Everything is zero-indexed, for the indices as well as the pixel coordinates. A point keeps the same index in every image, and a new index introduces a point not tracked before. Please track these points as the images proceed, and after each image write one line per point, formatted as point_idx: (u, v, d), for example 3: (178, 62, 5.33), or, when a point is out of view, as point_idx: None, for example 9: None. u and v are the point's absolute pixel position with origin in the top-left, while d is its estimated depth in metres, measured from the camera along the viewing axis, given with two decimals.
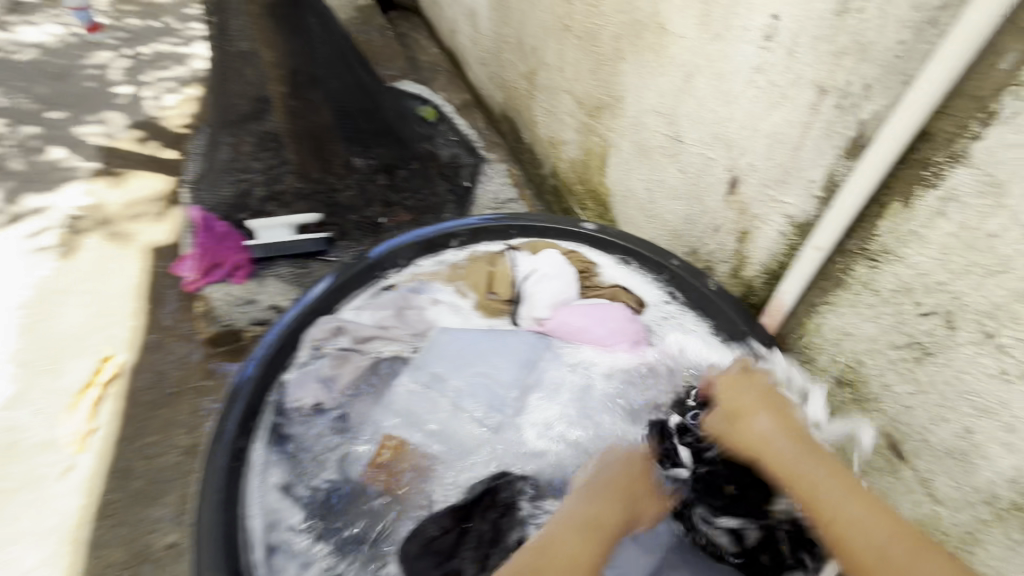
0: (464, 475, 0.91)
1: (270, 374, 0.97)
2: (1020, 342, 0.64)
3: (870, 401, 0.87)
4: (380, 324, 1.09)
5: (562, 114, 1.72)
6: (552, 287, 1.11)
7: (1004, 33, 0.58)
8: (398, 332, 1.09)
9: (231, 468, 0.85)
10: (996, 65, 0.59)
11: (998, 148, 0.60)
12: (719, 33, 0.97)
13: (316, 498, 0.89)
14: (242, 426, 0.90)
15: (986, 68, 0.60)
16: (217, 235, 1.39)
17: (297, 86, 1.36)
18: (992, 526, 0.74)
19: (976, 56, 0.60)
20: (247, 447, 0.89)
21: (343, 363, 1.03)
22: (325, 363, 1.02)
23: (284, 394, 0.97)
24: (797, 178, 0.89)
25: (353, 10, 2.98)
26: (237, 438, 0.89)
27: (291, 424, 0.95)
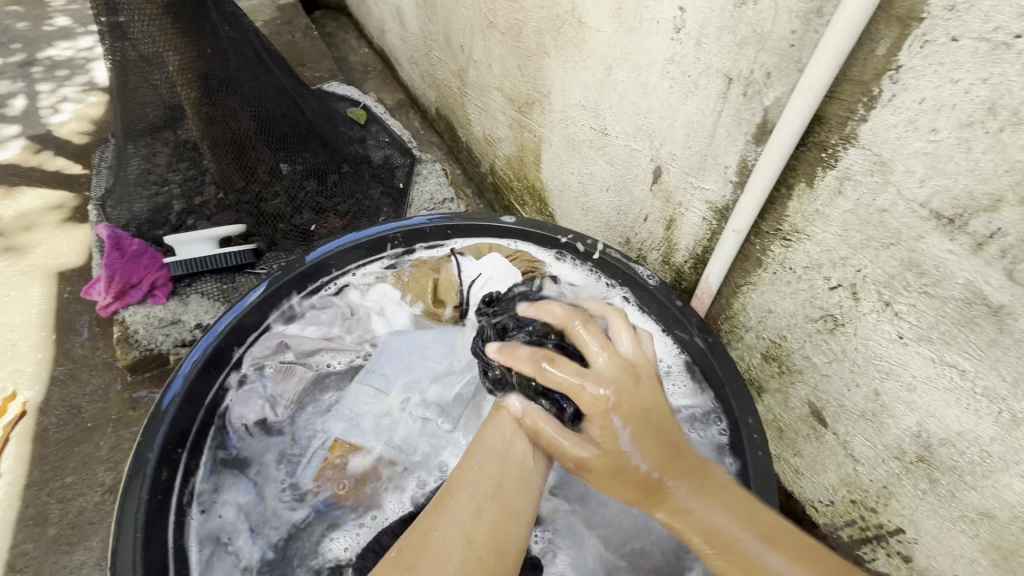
0: (415, 478, 0.96)
1: (197, 397, 0.91)
2: (913, 308, 0.69)
3: (793, 373, 0.91)
4: (325, 335, 1.09)
5: (493, 111, 1.72)
6: (498, 292, 1.12)
7: (878, 20, 0.61)
8: (343, 343, 1.10)
9: (155, 502, 0.79)
10: (875, 51, 0.63)
11: (882, 129, 0.65)
12: (633, 26, 0.99)
13: (264, 512, 0.90)
14: (166, 454, 0.83)
15: (866, 53, 0.63)
16: (129, 254, 1.30)
17: (210, 92, 1.26)
18: (903, 479, 0.79)
19: (857, 42, 0.63)
20: (171, 477, 0.83)
21: (287, 376, 1.02)
22: (270, 379, 1.01)
23: (224, 414, 0.94)
24: (714, 165, 0.92)
25: (274, 10, 2.86)
26: (159, 469, 0.82)
27: (233, 444, 0.94)
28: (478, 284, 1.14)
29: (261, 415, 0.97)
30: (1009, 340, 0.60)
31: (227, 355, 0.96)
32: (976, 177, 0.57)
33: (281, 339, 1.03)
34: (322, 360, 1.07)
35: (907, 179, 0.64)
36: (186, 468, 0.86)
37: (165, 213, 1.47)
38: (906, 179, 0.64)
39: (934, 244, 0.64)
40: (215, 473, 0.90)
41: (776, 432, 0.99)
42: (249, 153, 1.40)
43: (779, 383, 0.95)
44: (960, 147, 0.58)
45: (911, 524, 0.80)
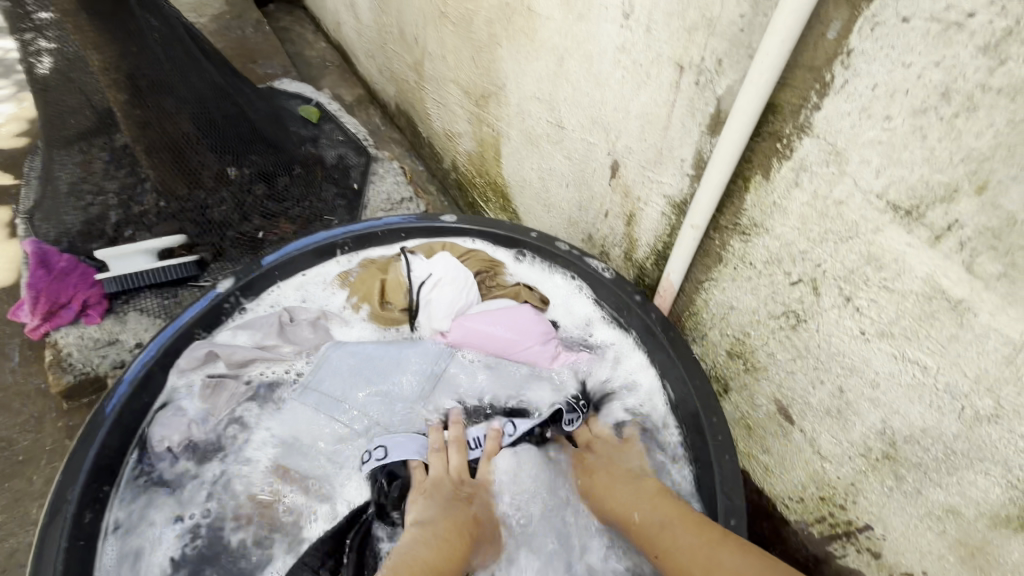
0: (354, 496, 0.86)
1: (125, 427, 0.84)
2: (873, 303, 0.66)
3: (758, 369, 0.89)
4: (259, 344, 0.97)
5: (451, 105, 1.65)
6: (449, 295, 1.02)
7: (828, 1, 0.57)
8: (284, 351, 0.98)
9: (74, 547, 0.72)
10: (825, 34, 0.59)
11: (835, 117, 0.61)
12: (583, 13, 0.94)
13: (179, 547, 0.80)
14: (88, 492, 0.76)
15: (817, 37, 0.59)
16: (57, 272, 1.20)
17: (141, 94, 1.17)
18: (869, 476, 0.77)
19: (807, 25, 0.59)
20: (95, 516, 0.76)
21: (216, 393, 0.91)
22: (197, 395, 0.91)
23: (147, 438, 0.86)
24: (670, 158, 0.88)
25: (223, 4, 2.72)
26: (81, 508, 0.75)
27: (155, 469, 0.84)
28: (427, 286, 1.03)
29: (185, 434, 0.87)
30: (970, 335, 0.58)
31: (160, 377, 0.90)
32: (932, 167, 0.54)
33: (208, 349, 0.92)
34: (256, 371, 0.96)
35: (862, 169, 0.61)
36: (105, 503, 0.78)
37: (99, 225, 1.37)
38: (862, 170, 0.61)
39: (892, 237, 0.61)
40: (132, 501, 0.81)
41: (744, 430, 0.97)
42: (191, 159, 1.30)
43: (745, 381, 0.92)
44: (914, 135, 0.55)
45: (879, 520, 0.78)
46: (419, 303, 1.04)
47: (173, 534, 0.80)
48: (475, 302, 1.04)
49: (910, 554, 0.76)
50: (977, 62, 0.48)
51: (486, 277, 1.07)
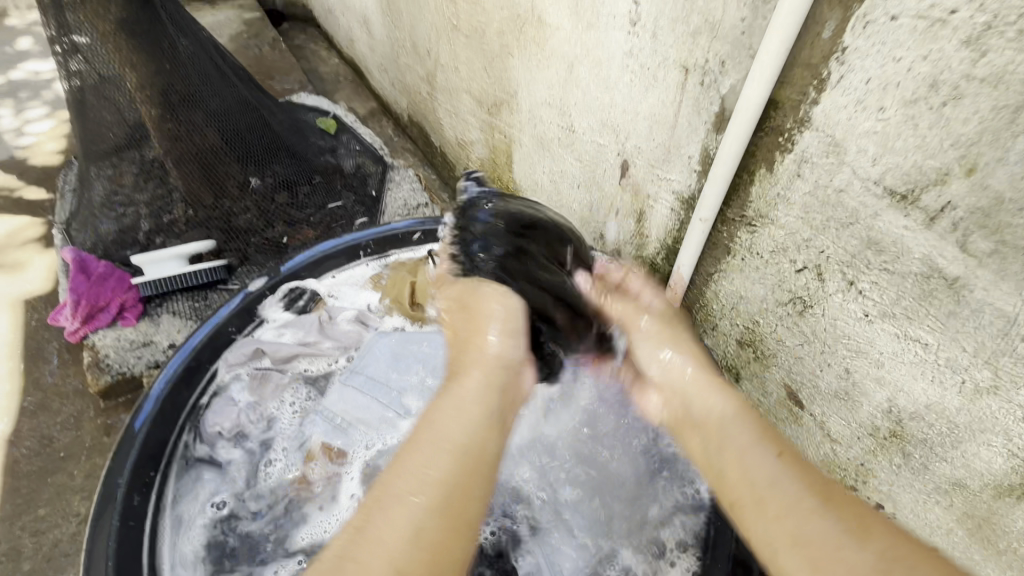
0: None
1: (172, 415, 0.89)
2: (874, 285, 0.70)
3: (768, 357, 0.92)
4: (302, 341, 1.05)
5: (463, 114, 1.72)
6: None
7: (822, 3, 0.62)
8: (322, 347, 1.05)
9: (128, 527, 0.77)
10: (821, 34, 0.64)
11: (833, 110, 0.66)
12: (592, 22, 0.99)
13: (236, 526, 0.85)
14: (140, 475, 0.82)
15: (813, 36, 0.64)
16: (94, 278, 1.27)
17: (172, 108, 1.25)
18: (878, 455, 0.80)
19: (803, 26, 0.64)
20: (146, 498, 0.81)
21: (264, 384, 0.98)
22: (244, 387, 0.97)
23: (200, 423, 0.91)
24: (678, 155, 0.93)
25: (240, 24, 2.83)
26: (133, 491, 0.80)
27: (207, 454, 0.91)
28: None
29: (236, 421, 0.93)
30: (967, 311, 0.61)
31: (203, 370, 0.95)
32: (924, 153, 0.58)
33: (257, 346, 0.99)
34: (300, 366, 1.03)
35: (860, 158, 0.65)
36: (153, 487, 0.82)
37: (133, 233, 1.44)
38: (859, 158, 0.65)
39: (890, 221, 0.65)
40: (189, 480, 0.87)
41: None
42: (218, 169, 1.38)
43: (755, 369, 0.96)
44: (907, 124, 0.59)
45: (889, 499, 0.81)
46: None
47: (229, 512, 0.87)
48: None
49: (920, 531, 0.79)
50: (961, 54, 0.52)
51: None
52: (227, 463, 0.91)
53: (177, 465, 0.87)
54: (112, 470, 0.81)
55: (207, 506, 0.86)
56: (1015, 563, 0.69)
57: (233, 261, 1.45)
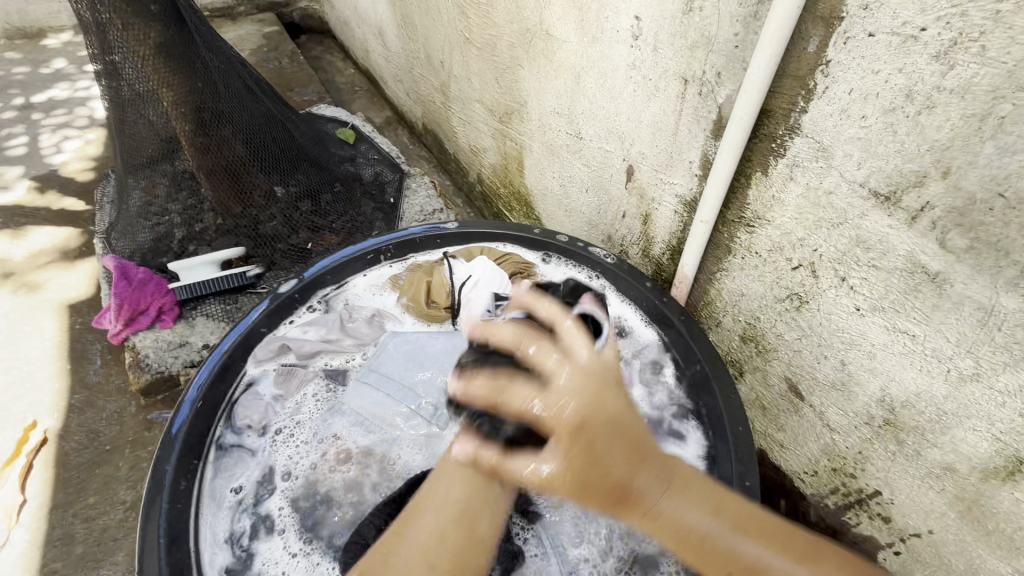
0: (418, 462, 0.96)
1: (210, 408, 0.97)
2: (864, 281, 0.74)
3: (768, 351, 0.97)
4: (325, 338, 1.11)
5: (476, 123, 1.78)
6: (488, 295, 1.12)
7: (807, 20, 0.67)
8: (343, 343, 1.11)
9: (175, 509, 0.84)
10: (807, 48, 0.68)
11: (820, 118, 0.71)
12: (597, 37, 1.05)
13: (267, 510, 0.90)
14: (184, 462, 0.89)
15: (800, 50, 0.69)
16: (135, 283, 1.35)
17: (204, 124, 1.33)
18: (874, 443, 0.84)
19: (790, 41, 0.69)
20: (191, 484, 0.88)
21: (289, 379, 1.05)
22: (271, 382, 1.04)
23: (233, 415, 1.00)
24: (680, 161, 0.98)
25: (261, 38, 2.95)
26: (178, 477, 0.88)
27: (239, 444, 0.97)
28: (467, 287, 1.14)
29: (263, 414, 1.00)
30: (948, 303, 0.65)
31: (235, 367, 1.03)
32: (903, 157, 0.63)
33: (281, 342, 1.07)
34: (322, 362, 1.10)
35: (845, 162, 0.70)
36: (195, 474, 0.90)
37: (167, 241, 1.53)
38: (846, 163, 0.70)
39: (876, 221, 0.69)
40: (222, 466, 0.94)
41: (759, 409, 1.04)
42: (245, 180, 1.46)
43: (758, 363, 1.00)
44: (887, 131, 0.63)
45: (886, 485, 0.85)
46: (460, 302, 1.15)
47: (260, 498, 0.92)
48: None
49: (915, 514, 0.83)
50: (932, 67, 0.57)
51: (519, 278, 1.18)
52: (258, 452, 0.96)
53: (215, 454, 0.94)
54: (157, 459, 0.88)
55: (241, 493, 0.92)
56: (1003, 543, 0.72)
57: (260, 266, 1.53)
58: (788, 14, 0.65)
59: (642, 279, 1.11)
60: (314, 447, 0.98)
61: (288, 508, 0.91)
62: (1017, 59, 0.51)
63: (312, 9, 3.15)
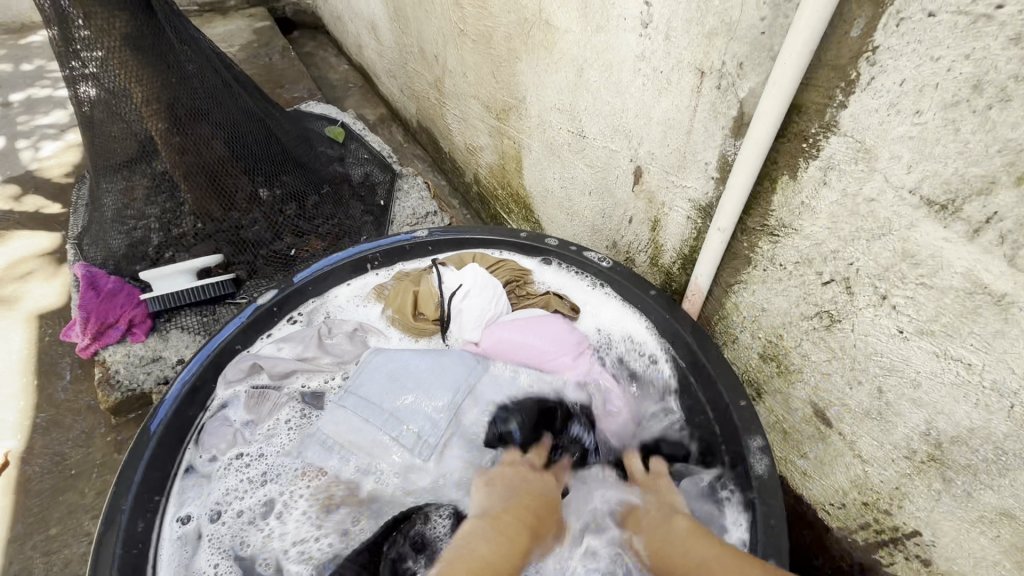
0: (402, 497, 0.86)
1: (174, 438, 0.88)
2: (910, 300, 0.65)
3: (791, 372, 0.87)
4: (300, 355, 1.01)
5: (472, 120, 1.69)
6: (477, 307, 1.04)
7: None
8: (319, 362, 1.01)
9: (130, 558, 0.75)
10: (849, 32, 0.59)
11: (863, 114, 0.61)
12: (601, 26, 0.95)
13: (237, 552, 0.81)
14: (141, 502, 0.80)
15: (840, 36, 0.60)
16: (104, 294, 1.27)
17: (178, 123, 1.23)
18: (915, 479, 0.75)
19: (829, 25, 0.59)
20: (150, 526, 0.79)
21: (261, 403, 0.95)
22: (241, 406, 0.95)
23: (200, 442, 0.91)
24: (694, 162, 0.89)
25: (251, 34, 2.85)
26: (135, 520, 0.78)
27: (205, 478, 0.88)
28: (457, 297, 1.05)
29: (231, 444, 0.90)
30: (1015, 330, 0.56)
31: (206, 390, 0.94)
32: (966, 160, 0.54)
33: (253, 361, 0.96)
34: (298, 382, 1.00)
35: (892, 164, 0.60)
36: (155, 515, 0.81)
37: (143, 247, 1.43)
38: (892, 166, 0.60)
39: (927, 233, 0.60)
40: (185, 504, 0.85)
41: (780, 434, 0.95)
42: (226, 182, 1.37)
43: (779, 385, 0.91)
44: (947, 129, 0.54)
45: (927, 526, 0.76)
46: (450, 314, 1.05)
47: (228, 539, 0.82)
48: (504, 311, 1.06)
49: (962, 560, 0.73)
50: (1009, 53, 0.47)
51: (515, 288, 1.10)
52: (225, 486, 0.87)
53: (179, 488, 0.86)
54: (111, 499, 0.78)
55: (208, 533, 0.82)
56: None
57: (240, 274, 1.44)
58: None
59: (644, 285, 1.02)
60: (287, 481, 0.88)
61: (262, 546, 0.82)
62: None
63: (304, 3, 3.05)
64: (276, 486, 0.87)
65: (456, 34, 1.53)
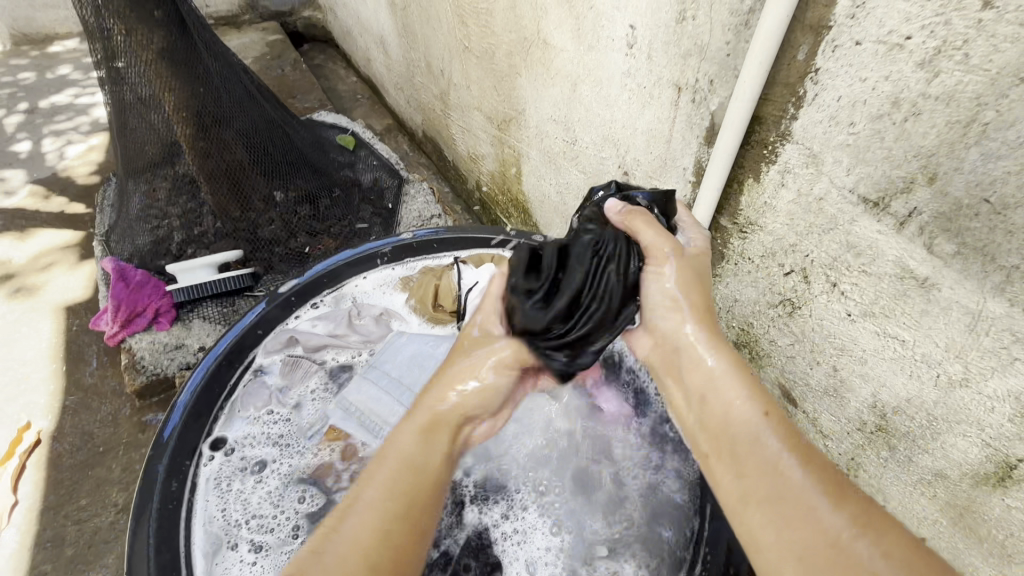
0: None
1: (211, 397, 0.98)
2: (855, 286, 0.75)
3: (762, 357, 0.97)
4: (333, 332, 1.11)
5: (475, 130, 1.80)
6: None
7: (795, 29, 0.68)
8: (349, 339, 1.11)
9: (164, 511, 0.84)
10: (797, 56, 0.70)
11: (810, 125, 0.72)
12: (593, 47, 1.07)
13: (261, 501, 0.89)
14: (174, 462, 0.89)
15: (789, 59, 0.70)
16: (133, 285, 1.37)
17: (204, 128, 1.34)
18: (867, 449, 0.84)
19: (780, 50, 0.70)
20: (184, 478, 0.88)
21: (295, 369, 1.05)
22: (277, 371, 1.05)
23: (234, 408, 0.99)
24: (674, 167, 0.99)
25: (264, 46, 2.98)
26: (167, 479, 0.87)
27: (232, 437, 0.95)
28: (474, 293, 1.13)
29: (266, 403, 1.00)
30: (936, 309, 0.66)
31: (242, 358, 1.04)
32: (891, 163, 0.64)
33: (291, 334, 1.08)
34: (329, 357, 1.10)
35: (835, 168, 0.71)
36: (185, 473, 0.89)
37: (166, 244, 1.53)
38: (835, 169, 0.70)
39: (865, 227, 0.70)
40: (215, 457, 0.93)
41: None
42: (244, 184, 1.47)
43: (751, 369, 1.01)
44: (875, 138, 0.64)
45: (878, 491, 0.85)
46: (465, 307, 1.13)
47: (255, 489, 0.91)
48: None
49: (908, 522, 0.82)
50: (918, 75, 0.58)
51: None
52: (255, 442, 0.96)
53: (211, 445, 0.94)
54: (150, 460, 0.89)
55: (236, 483, 0.91)
56: (996, 550, 0.72)
57: (257, 269, 1.53)
58: (778, 24, 0.66)
59: None
60: (313, 441, 0.98)
61: (259, 510, 0.88)
62: (999, 67, 0.52)
63: (315, 18, 3.19)
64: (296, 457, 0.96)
65: (460, 51, 1.65)
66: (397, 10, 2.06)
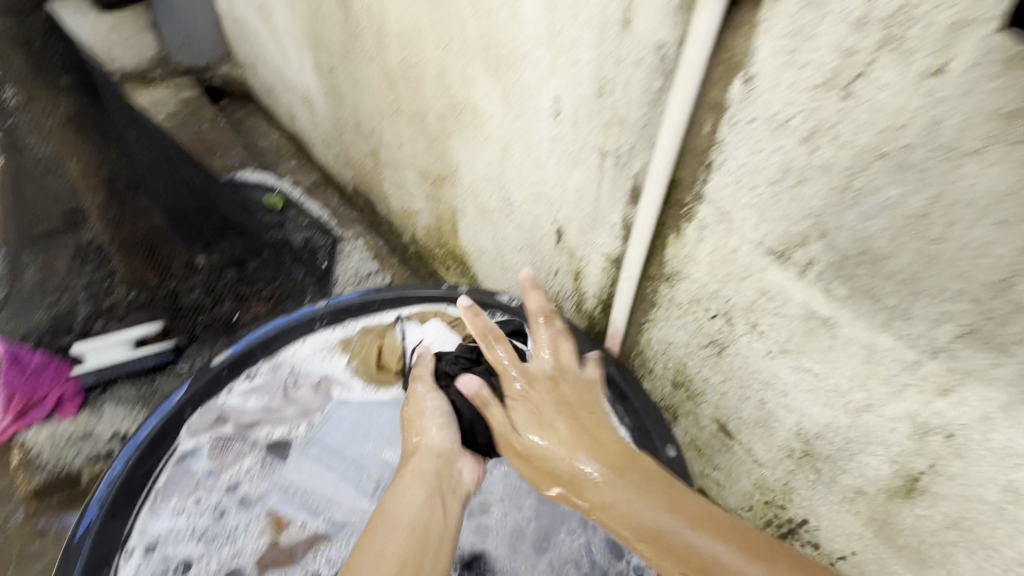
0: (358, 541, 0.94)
1: (134, 488, 0.92)
2: (771, 326, 0.84)
3: (698, 394, 1.04)
4: (266, 406, 1.06)
5: (408, 186, 1.83)
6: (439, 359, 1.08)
7: (699, 108, 0.78)
8: (285, 412, 1.06)
9: None
10: (702, 130, 0.79)
11: (720, 189, 0.81)
12: (522, 115, 1.14)
13: None
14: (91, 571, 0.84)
15: (696, 132, 0.80)
16: (28, 372, 1.37)
17: (116, 193, 1.25)
18: (797, 473, 0.91)
19: (688, 125, 0.79)
20: None
21: (225, 451, 1.00)
22: (205, 454, 0.99)
23: (157, 497, 0.94)
24: (604, 223, 1.07)
25: (178, 103, 2.87)
26: None
27: (156, 535, 0.90)
28: (419, 350, 1.10)
29: (193, 492, 0.95)
30: (839, 344, 0.75)
31: (166, 441, 0.98)
32: (789, 221, 0.74)
33: (219, 412, 1.02)
34: (263, 432, 1.04)
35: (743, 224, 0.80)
36: None
37: (69, 320, 1.39)
38: (743, 225, 0.80)
39: (773, 275, 0.80)
40: (136, 561, 0.88)
41: (695, 450, 1.11)
42: (162, 252, 1.39)
43: (689, 406, 1.07)
44: (773, 199, 0.74)
45: (810, 512, 0.92)
46: (412, 366, 1.10)
47: None
48: None
49: (839, 538, 0.90)
50: (801, 149, 0.68)
51: None
52: (179, 538, 0.91)
53: (131, 548, 0.88)
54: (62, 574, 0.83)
55: None
56: (913, 556, 0.80)
57: (179, 340, 1.49)
58: (684, 104, 0.76)
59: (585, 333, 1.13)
60: (244, 532, 0.94)
61: None
62: (862, 145, 0.62)
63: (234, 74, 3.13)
64: (224, 554, 0.91)
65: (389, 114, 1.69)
66: (323, 71, 2.08)
